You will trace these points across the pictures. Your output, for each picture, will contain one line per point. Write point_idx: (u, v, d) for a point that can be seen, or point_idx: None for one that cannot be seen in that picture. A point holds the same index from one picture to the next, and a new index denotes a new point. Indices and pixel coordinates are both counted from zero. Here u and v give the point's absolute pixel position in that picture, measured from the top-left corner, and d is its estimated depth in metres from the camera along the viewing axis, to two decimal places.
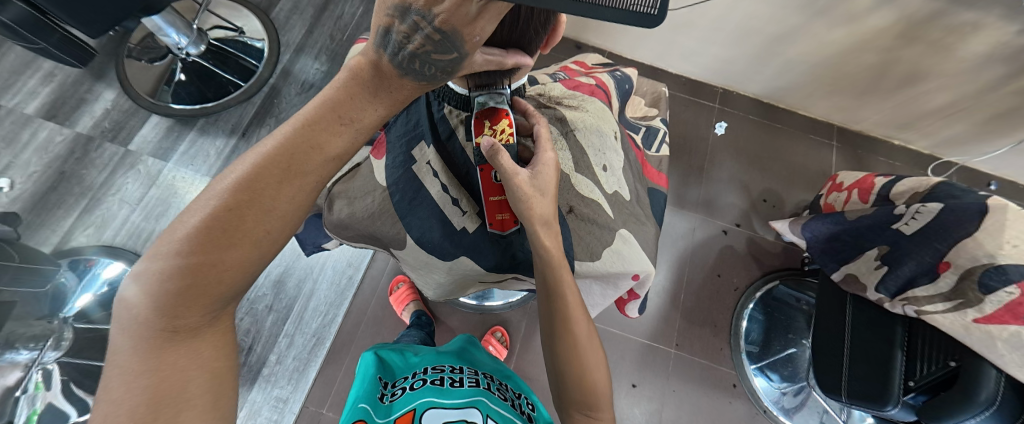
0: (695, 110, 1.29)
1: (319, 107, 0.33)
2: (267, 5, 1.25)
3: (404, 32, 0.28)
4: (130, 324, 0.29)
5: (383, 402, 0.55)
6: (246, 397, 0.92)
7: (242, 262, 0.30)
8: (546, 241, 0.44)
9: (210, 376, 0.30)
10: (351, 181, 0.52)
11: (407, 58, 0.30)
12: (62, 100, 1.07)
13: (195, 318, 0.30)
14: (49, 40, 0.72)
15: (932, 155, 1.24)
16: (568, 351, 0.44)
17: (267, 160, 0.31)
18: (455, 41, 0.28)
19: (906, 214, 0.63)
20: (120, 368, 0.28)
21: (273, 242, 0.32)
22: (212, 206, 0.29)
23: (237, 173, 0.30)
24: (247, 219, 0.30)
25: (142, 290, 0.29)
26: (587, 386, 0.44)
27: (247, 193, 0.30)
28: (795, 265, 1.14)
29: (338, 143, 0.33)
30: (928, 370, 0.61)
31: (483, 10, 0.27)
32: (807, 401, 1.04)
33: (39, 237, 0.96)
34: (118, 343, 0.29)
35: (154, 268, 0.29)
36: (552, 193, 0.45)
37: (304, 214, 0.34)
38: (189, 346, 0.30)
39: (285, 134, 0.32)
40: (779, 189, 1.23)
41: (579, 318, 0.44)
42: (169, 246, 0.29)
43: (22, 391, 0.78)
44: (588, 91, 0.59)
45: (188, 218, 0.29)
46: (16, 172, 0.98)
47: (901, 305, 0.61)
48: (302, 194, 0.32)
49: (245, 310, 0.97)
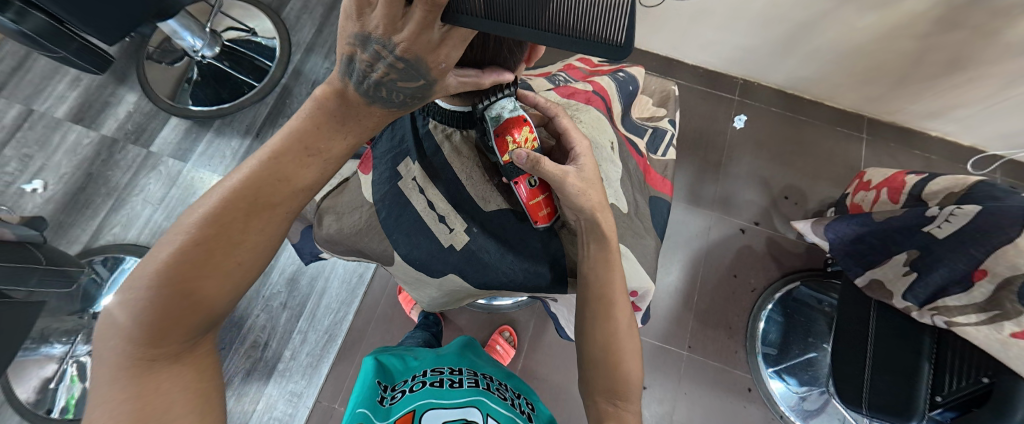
0: (713, 103, 1.23)
1: (286, 139, 0.36)
2: (278, 5, 1.26)
3: (368, 60, 0.30)
4: (109, 355, 0.31)
5: (383, 405, 0.55)
6: (262, 391, 0.95)
7: (217, 292, 0.33)
8: (605, 216, 0.45)
9: (194, 396, 0.32)
10: (339, 196, 0.53)
11: (372, 87, 0.32)
12: (88, 103, 1.11)
13: (171, 346, 0.32)
14: (68, 48, 0.74)
15: (973, 148, 1.16)
16: (600, 334, 0.45)
17: (235, 194, 0.34)
18: (420, 69, 0.29)
19: (938, 216, 0.59)
20: (101, 398, 0.29)
21: (246, 273, 0.35)
22: (180, 240, 0.32)
23: (204, 209, 0.33)
24: (221, 250, 0.33)
25: (118, 323, 0.31)
26: (615, 373, 0.45)
27: (214, 227, 0.33)
28: (818, 265, 1.09)
29: (307, 173, 0.36)
30: (957, 385, 0.57)
31: (444, 36, 0.28)
32: (826, 407, 1.00)
33: (69, 236, 1.01)
34: (99, 374, 0.31)
35: (130, 302, 0.31)
36: (596, 175, 0.46)
37: (274, 245, 0.36)
38: (171, 370, 0.31)
39: (251, 168, 0.35)
40: (802, 186, 1.17)
41: (620, 300, 0.45)
42: (141, 278, 0.31)
43: (58, 381, 0.88)
44: (584, 98, 0.57)
45: (158, 253, 0.32)
46: (49, 174, 1.04)
47: (930, 315, 0.59)
48: (271, 224, 0.35)
49: (260, 307, 1.00)
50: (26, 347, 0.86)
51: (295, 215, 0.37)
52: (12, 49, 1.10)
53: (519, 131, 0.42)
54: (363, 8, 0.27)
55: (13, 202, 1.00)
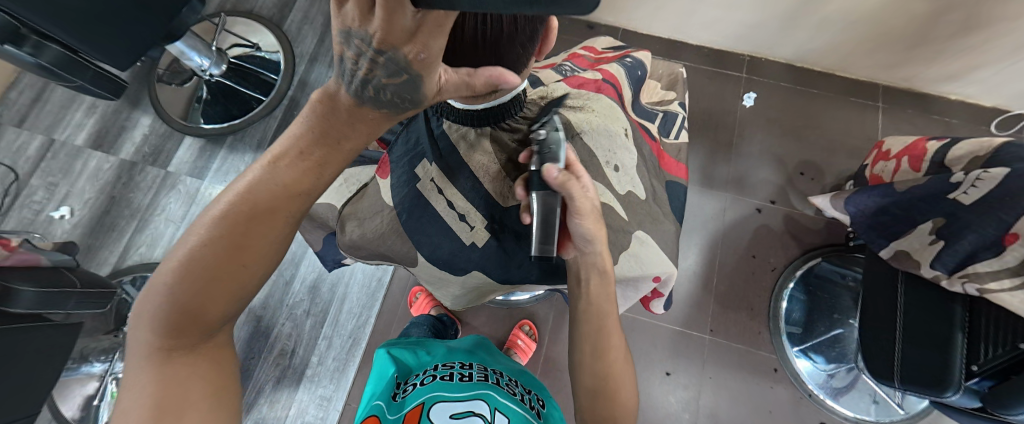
0: (720, 83, 1.22)
1: (286, 145, 0.38)
2: (279, 18, 1.27)
3: (353, 57, 0.30)
4: (138, 346, 0.35)
5: (396, 399, 0.57)
6: (292, 397, 0.98)
7: (225, 291, 0.36)
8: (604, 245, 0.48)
9: (208, 384, 0.36)
10: (359, 202, 0.55)
11: (360, 87, 0.33)
12: (105, 129, 1.14)
13: (188, 339, 0.35)
14: (85, 77, 0.77)
15: (996, 109, 1.12)
16: (593, 362, 0.47)
17: (239, 199, 0.37)
18: (399, 63, 0.30)
19: (965, 181, 0.58)
20: (131, 383, 0.34)
21: (252, 272, 0.37)
22: (193, 241, 0.35)
23: (214, 213, 0.36)
24: (227, 253, 0.36)
25: (144, 317, 0.35)
26: (611, 404, 0.46)
27: (222, 230, 0.36)
28: (839, 240, 1.07)
29: (306, 177, 0.38)
30: (993, 353, 0.55)
31: (419, 23, 0.27)
32: (857, 382, 0.98)
33: (99, 258, 1.05)
34: (130, 360, 0.35)
35: (153, 297, 0.35)
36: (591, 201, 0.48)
37: (279, 244, 0.39)
38: (188, 359, 0.35)
39: (254, 174, 0.37)
40: (818, 160, 1.15)
41: (614, 330, 0.47)
42: (162, 275, 0.35)
43: (101, 399, 0.92)
44: (594, 87, 0.56)
45: (174, 254, 0.35)
46: (75, 200, 1.07)
47: (961, 284, 0.57)
48: (273, 227, 0.38)
49: (285, 315, 1.03)
50: (68, 368, 0.86)
51: (298, 218, 0.40)
52: (30, 82, 1.14)
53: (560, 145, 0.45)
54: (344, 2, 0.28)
55: (44, 230, 1.04)
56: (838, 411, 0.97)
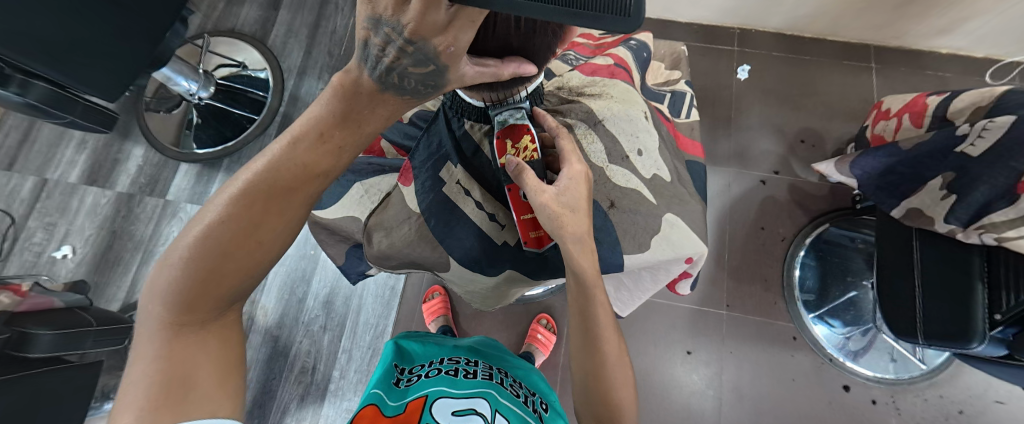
0: (713, 58, 1.21)
1: (306, 124, 0.37)
2: (262, 34, 1.25)
3: (379, 44, 0.30)
4: (148, 316, 0.36)
5: (399, 387, 0.57)
6: (320, 412, 0.97)
7: (239, 269, 0.37)
8: (584, 246, 0.44)
9: (214, 358, 0.37)
10: (384, 211, 0.53)
11: (384, 72, 0.33)
12: (99, 163, 1.13)
13: (200, 314, 0.37)
14: (75, 111, 0.75)
15: (988, 59, 1.13)
16: (587, 363, 0.47)
17: (258, 179, 0.36)
18: (428, 54, 0.30)
19: (971, 133, 0.58)
20: (142, 353, 0.35)
21: (265, 253, 0.38)
22: (211, 218, 0.36)
23: (231, 191, 0.36)
24: (243, 233, 0.36)
25: (157, 289, 0.36)
26: (605, 400, 0.47)
27: (240, 209, 0.36)
28: (845, 204, 1.08)
29: (324, 160, 0.38)
30: (1016, 300, 0.55)
31: (451, 18, 0.28)
32: (874, 342, 0.99)
33: (107, 294, 1.04)
34: (140, 329, 0.36)
35: (168, 271, 0.36)
36: (582, 199, 0.44)
37: (296, 226, 0.40)
38: (195, 335, 0.37)
39: (275, 154, 0.37)
40: (817, 126, 1.15)
41: (608, 336, 0.47)
42: (176, 249, 0.36)
43: None
44: (608, 73, 0.57)
45: (192, 230, 0.36)
46: (75, 238, 1.06)
47: (978, 235, 0.57)
48: (291, 208, 0.38)
49: (303, 333, 1.02)
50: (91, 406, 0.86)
51: (315, 199, 0.40)
52: (16, 123, 1.12)
53: (515, 138, 0.45)
54: None
55: (48, 271, 1.03)
56: (858, 372, 0.97)
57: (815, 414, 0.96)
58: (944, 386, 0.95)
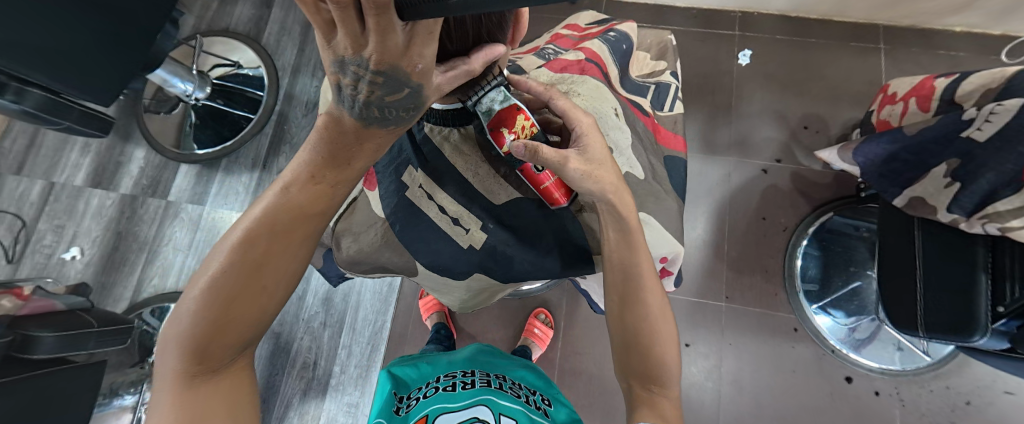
0: (712, 43, 1.18)
1: (297, 169, 0.41)
2: (256, 32, 1.25)
3: (351, 83, 0.30)
4: (164, 373, 0.37)
5: (399, 414, 0.56)
6: (320, 407, 0.99)
7: (249, 312, 0.39)
8: (620, 194, 0.46)
9: (227, 407, 0.37)
10: (350, 217, 0.56)
11: (363, 108, 0.33)
12: (102, 166, 1.15)
13: (211, 363, 0.37)
14: (71, 116, 0.76)
15: (1005, 36, 1.07)
16: (629, 317, 0.46)
17: (258, 223, 0.40)
18: (400, 78, 0.29)
19: (977, 117, 0.55)
20: (159, 408, 0.36)
21: (272, 294, 0.40)
22: (218, 266, 0.38)
23: (235, 236, 0.40)
24: (249, 275, 0.39)
25: (170, 343, 0.37)
26: (648, 359, 0.45)
27: (244, 253, 0.39)
28: (850, 191, 1.04)
29: (318, 199, 0.41)
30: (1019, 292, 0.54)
31: (410, 34, 0.26)
32: (878, 333, 0.96)
33: (114, 294, 1.06)
34: (157, 386, 0.37)
35: (179, 323, 0.37)
36: (603, 151, 0.47)
37: (301, 264, 0.43)
38: (209, 384, 0.37)
39: (269, 200, 0.41)
40: (822, 112, 1.11)
41: (650, 284, 0.46)
42: (187, 302, 0.38)
43: None
44: (578, 69, 0.56)
45: (200, 280, 0.38)
46: (83, 240, 1.08)
47: (982, 225, 0.55)
48: (293, 247, 0.41)
49: (303, 330, 1.03)
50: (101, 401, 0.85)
51: (317, 237, 0.43)
52: (21, 128, 1.14)
53: (511, 119, 0.42)
54: (329, 35, 0.27)
55: (58, 273, 1.05)
56: (862, 364, 0.95)
57: (816, 405, 0.95)
58: (951, 377, 0.93)
